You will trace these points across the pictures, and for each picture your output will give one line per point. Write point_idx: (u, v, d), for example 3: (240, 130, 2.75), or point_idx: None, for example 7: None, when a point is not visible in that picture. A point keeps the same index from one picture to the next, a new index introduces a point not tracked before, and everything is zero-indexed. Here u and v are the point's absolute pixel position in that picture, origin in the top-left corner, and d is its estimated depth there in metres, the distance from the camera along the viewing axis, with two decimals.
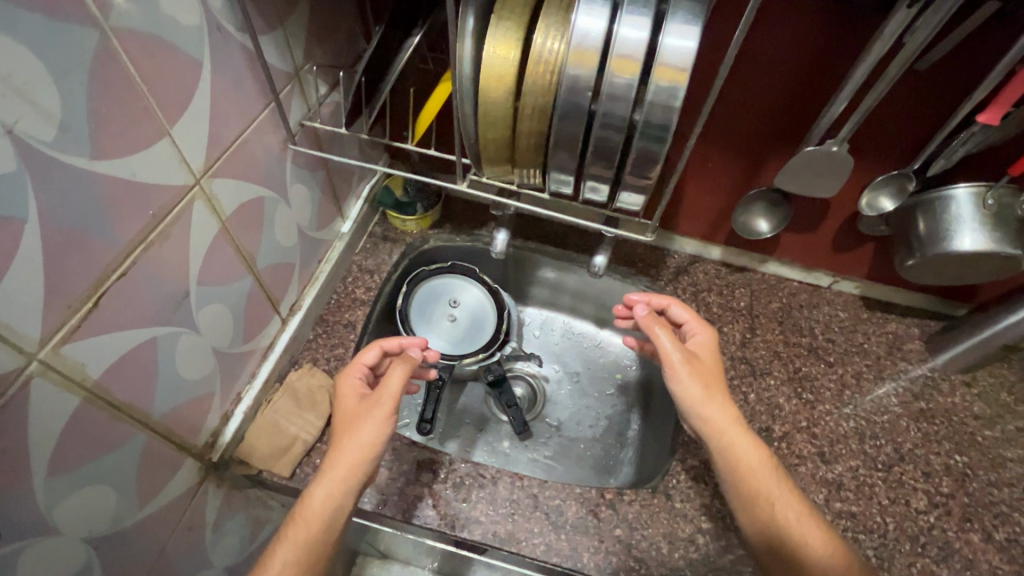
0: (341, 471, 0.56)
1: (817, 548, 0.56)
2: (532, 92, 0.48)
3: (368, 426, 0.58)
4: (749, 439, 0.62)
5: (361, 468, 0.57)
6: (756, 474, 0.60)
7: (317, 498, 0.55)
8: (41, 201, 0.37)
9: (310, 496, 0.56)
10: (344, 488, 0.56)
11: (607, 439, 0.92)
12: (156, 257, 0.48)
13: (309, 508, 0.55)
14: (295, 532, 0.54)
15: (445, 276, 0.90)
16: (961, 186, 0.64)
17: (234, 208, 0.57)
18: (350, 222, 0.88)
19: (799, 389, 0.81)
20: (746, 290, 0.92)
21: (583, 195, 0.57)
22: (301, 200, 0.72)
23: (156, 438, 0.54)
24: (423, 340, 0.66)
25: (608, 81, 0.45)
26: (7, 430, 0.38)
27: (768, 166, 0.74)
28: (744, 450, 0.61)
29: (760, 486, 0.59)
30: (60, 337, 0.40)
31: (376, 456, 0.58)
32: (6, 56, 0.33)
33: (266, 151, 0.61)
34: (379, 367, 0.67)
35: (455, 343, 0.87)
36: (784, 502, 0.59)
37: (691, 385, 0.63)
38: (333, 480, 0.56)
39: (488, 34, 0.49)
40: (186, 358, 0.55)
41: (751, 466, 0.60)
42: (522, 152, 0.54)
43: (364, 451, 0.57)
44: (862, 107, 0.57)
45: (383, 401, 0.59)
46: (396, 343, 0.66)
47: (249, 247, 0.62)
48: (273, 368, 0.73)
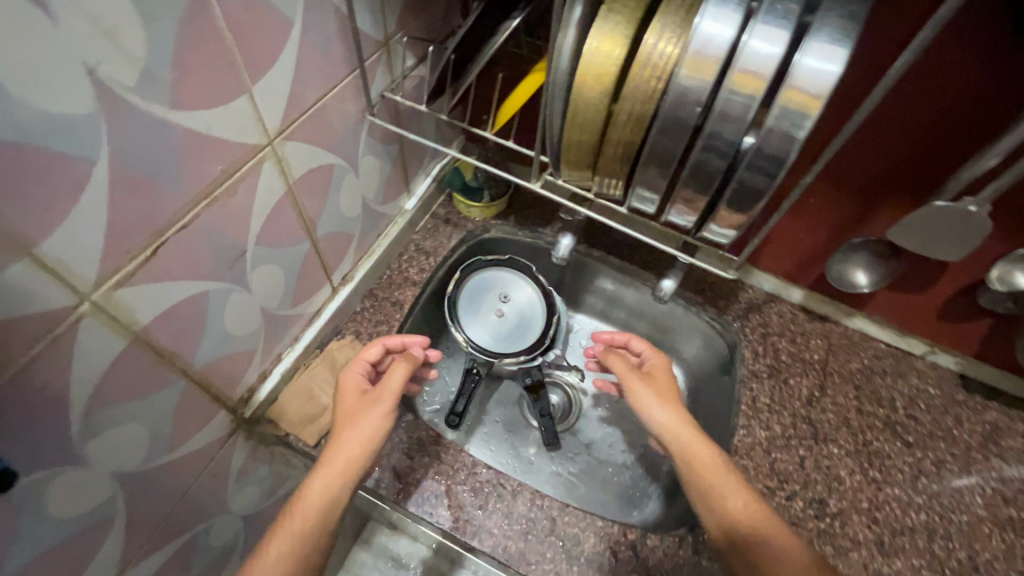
0: (341, 464, 0.56)
1: (765, 530, 0.55)
2: (632, 97, 0.44)
3: (368, 421, 0.58)
4: (699, 438, 0.61)
5: (359, 461, 0.57)
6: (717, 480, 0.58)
7: (319, 489, 0.55)
8: (114, 144, 0.36)
9: (307, 490, 0.55)
10: (342, 482, 0.56)
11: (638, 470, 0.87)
12: (219, 213, 0.47)
13: (306, 498, 0.55)
14: (291, 528, 0.53)
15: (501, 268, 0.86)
16: None
17: (301, 172, 0.56)
18: (415, 199, 0.86)
19: (865, 464, 0.73)
20: (823, 342, 0.83)
21: (666, 217, 0.51)
22: (370, 172, 0.70)
23: (194, 388, 0.54)
24: (425, 339, 0.67)
25: (723, 97, 0.40)
26: (52, 363, 0.38)
27: (879, 214, 0.65)
28: (695, 448, 0.60)
29: (714, 483, 0.58)
30: (115, 280, 0.40)
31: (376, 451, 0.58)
32: None
33: (344, 119, 0.59)
34: (380, 366, 0.67)
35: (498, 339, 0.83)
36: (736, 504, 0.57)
37: (645, 396, 0.66)
38: (333, 472, 0.56)
39: (594, 27, 0.44)
40: (234, 315, 0.55)
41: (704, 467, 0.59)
42: (607, 160, 0.49)
43: (364, 445, 0.57)
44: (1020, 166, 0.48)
45: (383, 395, 0.60)
46: (399, 340, 0.67)
47: (311, 213, 0.61)
48: (316, 334, 0.73)
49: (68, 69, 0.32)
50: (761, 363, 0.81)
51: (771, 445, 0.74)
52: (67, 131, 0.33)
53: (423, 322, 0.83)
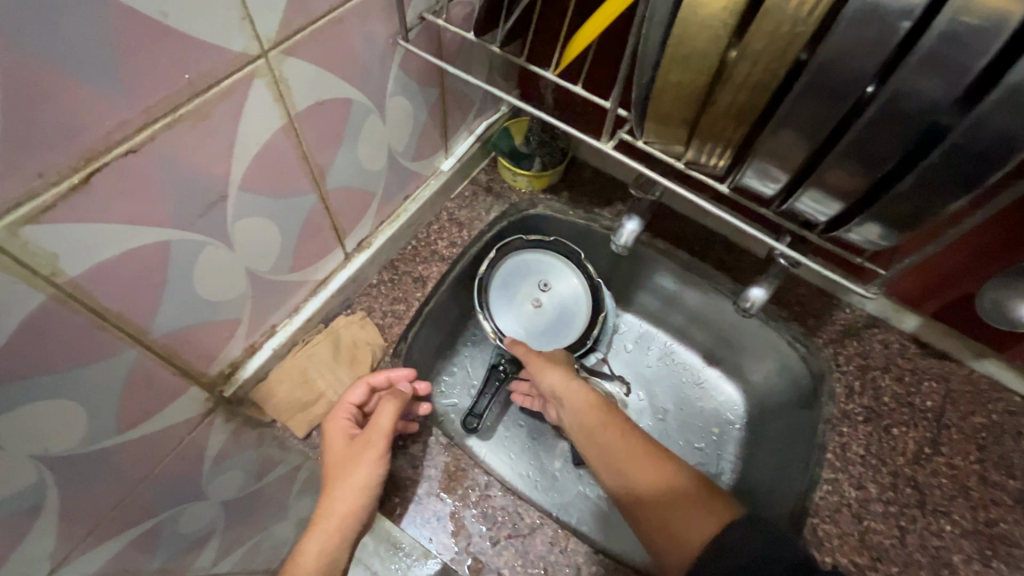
0: (340, 522, 0.53)
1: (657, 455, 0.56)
2: (779, 13, 0.28)
3: (357, 478, 0.54)
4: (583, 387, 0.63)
5: (357, 516, 0.54)
6: (608, 447, 0.58)
7: (322, 543, 0.54)
8: (2, 13, 0.25)
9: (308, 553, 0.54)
10: (342, 537, 0.53)
11: None
12: (184, 139, 0.36)
13: (304, 562, 0.53)
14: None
15: (546, 252, 0.73)
16: None
17: (308, 103, 0.44)
18: (452, 160, 0.73)
19: (987, 550, 0.57)
20: (939, 385, 0.66)
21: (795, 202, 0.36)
22: (399, 117, 0.57)
23: (154, 360, 0.44)
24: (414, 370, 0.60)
25: (940, 28, 0.24)
26: None
27: None
28: (587, 405, 0.61)
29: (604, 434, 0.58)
30: (22, 214, 0.29)
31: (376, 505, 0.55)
32: None
33: (368, 42, 0.47)
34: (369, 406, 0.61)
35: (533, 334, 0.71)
36: (637, 473, 0.55)
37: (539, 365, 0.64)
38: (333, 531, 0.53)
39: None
40: (209, 274, 0.44)
41: (593, 427, 0.60)
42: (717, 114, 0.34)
43: (361, 502, 0.54)
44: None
45: (375, 441, 0.55)
46: (385, 375, 0.59)
47: (319, 159, 0.49)
48: (320, 307, 0.61)
49: None
50: (856, 402, 0.65)
51: (862, 510, 0.58)
52: None
53: (447, 304, 0.70)
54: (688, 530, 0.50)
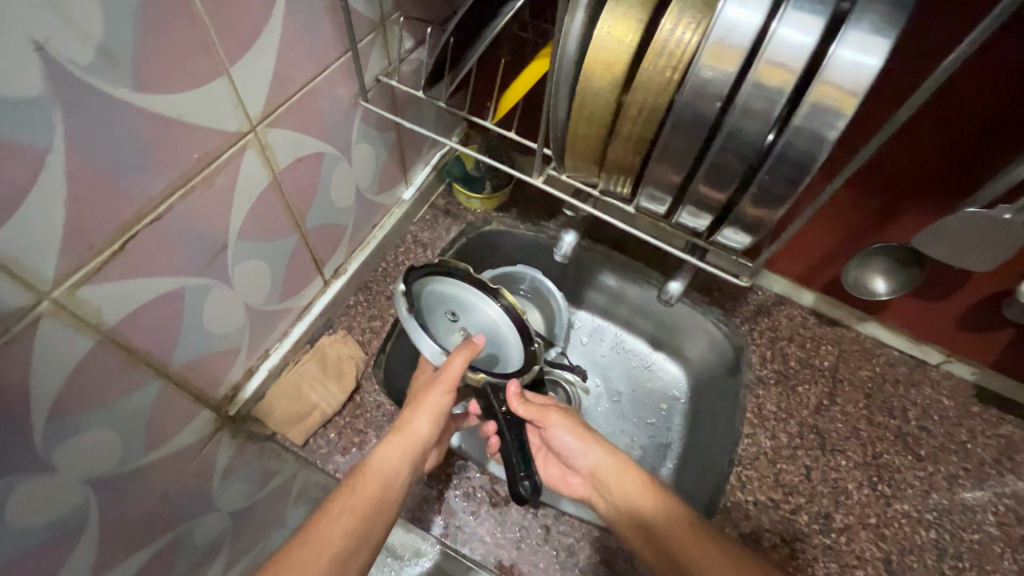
0: (409, 440, 0.59)
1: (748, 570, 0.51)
2: (644, 90, 0.40)
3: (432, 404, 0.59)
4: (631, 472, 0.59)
5: (421, 440, 0.60)
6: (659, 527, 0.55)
7: (385, 459, 0.57)
8: (71, 133, 0.33)
9: (374, 463, 0.57)
10: (403, 455, 0.58)
11: None
12: (195, 205, 0.44)
13: (371, 469, 0.57)
14: (356, 495, 0.54)
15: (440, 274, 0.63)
16: None
17: (289, 160, 0.53)
18: (412, 188, 0.82)
19: (874, 477, 0.70)
20: (834, 348, 0.80)
21: (677, 219, 0.47)
22: (364, 161, 0.67)
23: (172, 387, 0.52)
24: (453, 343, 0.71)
25: (748, 93, 0.35)
26: (12, 368, 0.36)
27: (902, 220, 0.62)
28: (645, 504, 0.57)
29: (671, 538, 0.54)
30: (79, 278, 0.37)
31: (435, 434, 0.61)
32: None
33: (335, 104, 0.56)
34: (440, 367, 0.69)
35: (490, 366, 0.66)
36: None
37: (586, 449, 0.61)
38: (403, 443, 0.58)
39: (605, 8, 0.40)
40: (215, 311, 0.52)
41: (631, 499, 0.58)
42: (614, 156, 0.45)
43: (433, 425, 0.60)
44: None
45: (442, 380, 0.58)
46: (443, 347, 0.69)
47: (298, 204, 0.58)
48: (306, 330, 0.70)
49: (12, 47, 0.29)
50: (768, 368, 0.78)
51: (776, 455, 0.71)
52: (12, 114, 0.30)
53: None
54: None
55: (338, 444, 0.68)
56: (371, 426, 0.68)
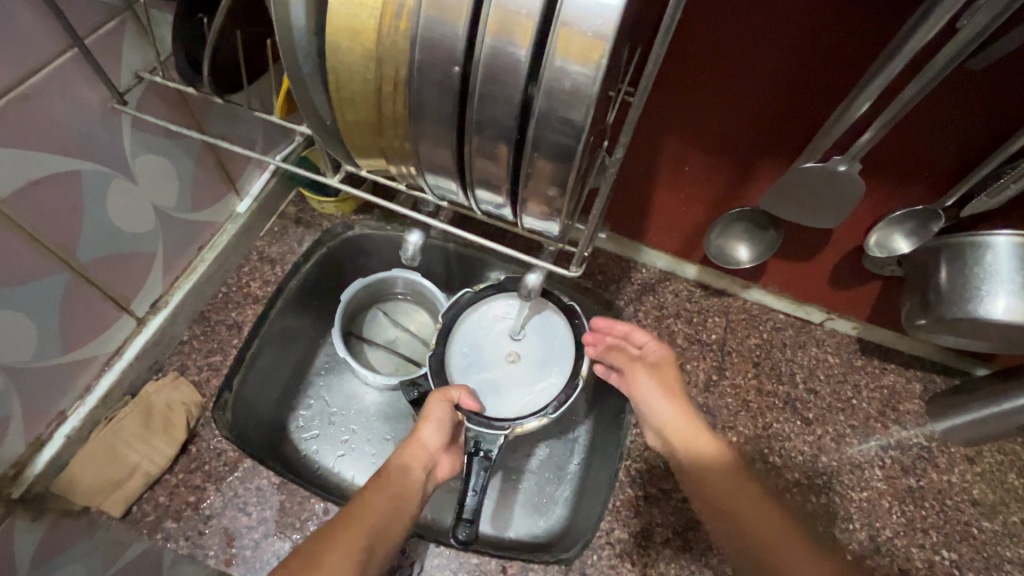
0: (420, 447, 0.58)
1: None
2: (393, 58, 0.32)
3: (437, 410, 0.59)
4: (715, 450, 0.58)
5: (429, 444, 0.59)
6: (701, 456, 0.58)
7: (402, 463, 0.56)
8: None
9: (390, 467, 0.56)
10: (416, 459, 0.57)
11: (544, 472, 0.72)
12: None
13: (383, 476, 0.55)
14: (377, 487, 0.53)
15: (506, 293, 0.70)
16: (904, 244, 0.56)
17: (12, 186, 0.43)
18: (248, 200, 0.72)
19: (765, 449, 0.68)
20: (721, 319, 0.77)
21: (480, 209, 0.40)
22: (159, 174, 0.57)
23: None
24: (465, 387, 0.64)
25: (486, 50, 0.29)
26: None
27: (755, 181, 0.60)
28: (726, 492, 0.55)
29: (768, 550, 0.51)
30: None
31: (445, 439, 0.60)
32: None
33: (79, 112, 0.46)
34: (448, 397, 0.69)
35: (516, 400, 0.65)
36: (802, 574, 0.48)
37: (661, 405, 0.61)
38: (412, 449, 0.58)
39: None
40: None
41: (717, 483, 0.56)
42: (388, 145, 0.37)
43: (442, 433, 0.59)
44: (899, 103, 0.42)
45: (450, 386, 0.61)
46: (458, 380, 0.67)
47: (53, 236, 0.48)
48: (118, 380, 0.60)
49: None
50: None
51: None
52: None
53: (272, 345, 0.70)
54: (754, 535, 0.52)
55: (170, 506, 0.58)
56: (209, 479, 0.59)
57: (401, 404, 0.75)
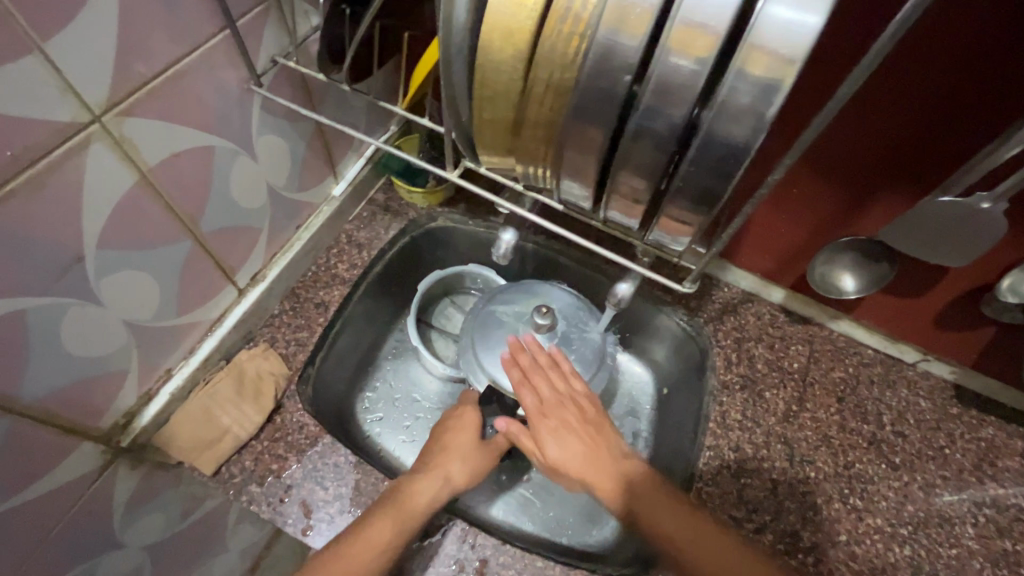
0: (442, 476, 0.58)
1: None
2: (550, 63, 0.32)
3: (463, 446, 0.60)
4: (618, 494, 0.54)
5: (454, 476, 0.58)
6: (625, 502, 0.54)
7: (422, 492, 0.56)
8: None
9: (414, 493, 0.56)
10: (438, 490, 0.57)
11: None
12: (21, 212, 0.37)
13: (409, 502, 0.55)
14: (396, 512, 0.53)
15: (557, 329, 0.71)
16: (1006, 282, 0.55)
17: (160, 157, 0.45)
18: (344, 184, 0.75)
19: (846, 490, 0.65)
20: (804, 348, 0.74)
21: (604, 215, 0.40)
22: (274, 154, 0.59)
23: (29, 425, 0.44)
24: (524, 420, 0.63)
25: (659, 62, 0.28)
26: None
27: (871, 211, 0.57)
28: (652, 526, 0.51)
29: None
30: None
31: (468, 478, 0.59)
32: None
33: (219, 90, 0.48)
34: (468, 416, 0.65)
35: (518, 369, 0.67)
36: None
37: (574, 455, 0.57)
38: (439, 483, 0.57)
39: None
40: (78, 332, 0.45)
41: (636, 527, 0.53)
42: (524, 148, 0.37)
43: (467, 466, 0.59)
44: None
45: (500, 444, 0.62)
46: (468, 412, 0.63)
47: (183, 204, 0.50)
48: (217, 346, 0.62)
49: None
50: (733, 373, 0.72)
51: (740, 469, 0.66)
52: None
53: (354, 326, 0.72)
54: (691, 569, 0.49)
55: (254, 472, 0.61)
56: (292, 450, 0.62)
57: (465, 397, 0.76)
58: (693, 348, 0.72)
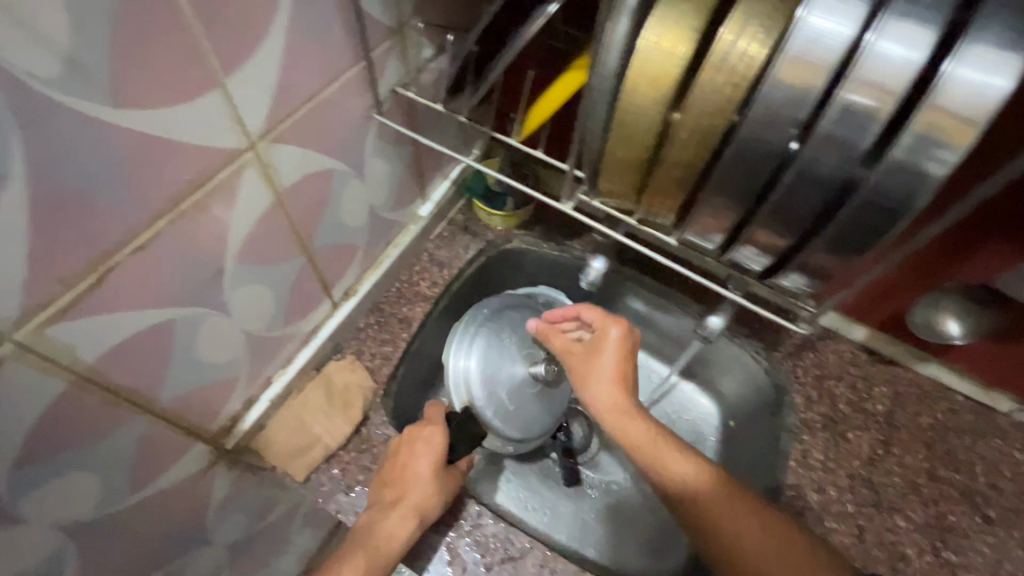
0: (410, 513, 0.56)
1: None
2: (702, 108, 0.34)
3: (422, 479, 0.58)
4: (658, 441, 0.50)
5: (427, 511, 0.57)
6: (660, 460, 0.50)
7: (397, 533, 0.56)
8: (28, 149, 0.28)
9: (383, 533, 0.55)
10: (412, 529, 0.56)
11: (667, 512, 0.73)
12: (185, 230, 0.40)
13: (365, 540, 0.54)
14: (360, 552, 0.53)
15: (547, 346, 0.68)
16: None
17: (293, 180, 0.48)
18: (430, 205, 0.77)
19: (938, 542, 0.63)
20: (888, 389, 0.72)
21: (729, 256, 0.41)
22: (379, 177, 0.62)
23: (159, 425, 0.47)
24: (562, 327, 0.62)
25: (833, 118, 0.29)
26: None
27: (974, 258, 0.56)
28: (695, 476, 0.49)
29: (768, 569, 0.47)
30: (45, 317, 0.33)
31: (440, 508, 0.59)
32: None
33: (347, 117, 0.51)
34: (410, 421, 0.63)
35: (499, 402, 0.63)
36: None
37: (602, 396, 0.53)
38: (413, 522, 0.56)
39: (655, 13, 0.34)
40: (208, 341, 0.48)
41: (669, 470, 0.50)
42: (659, 184, 0.39)
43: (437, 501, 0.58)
44: None
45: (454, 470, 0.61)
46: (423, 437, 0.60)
47: (304, 223, 0.53)
48: (311, 356, 0.65)
49: None
50: (813, 412, 0.70)
51: (823, 512, 0.64)
52: None
53: (433, 342, 0.74)
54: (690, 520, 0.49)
55: (342, 481, 0.64)
56: (377, 462, 0.63)
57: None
58: (771, 383, 0.71)
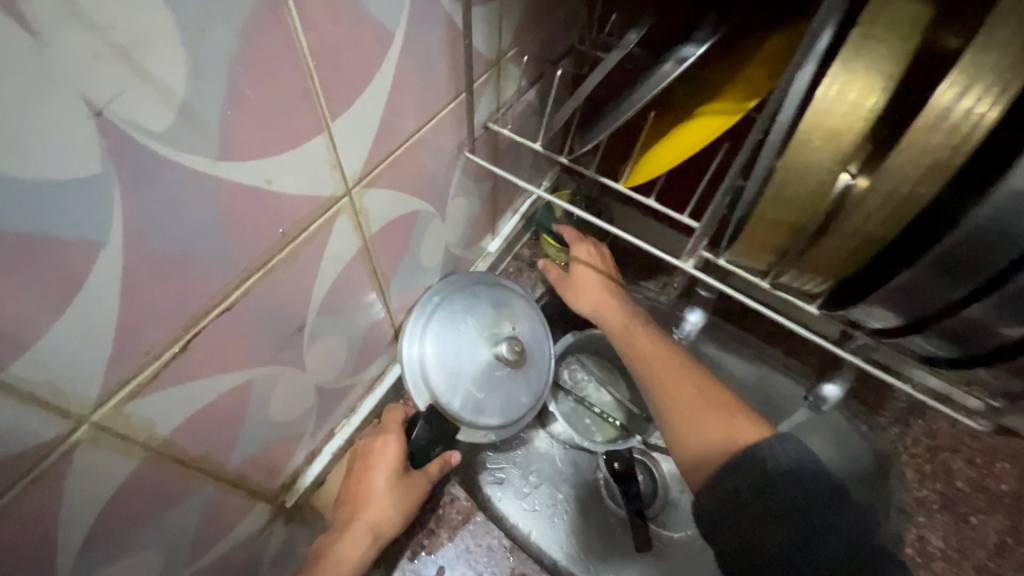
0: (368, 531, 0.54)
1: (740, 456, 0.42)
2: (907, 172, 0.28)
3: (378, 497, 0.55)
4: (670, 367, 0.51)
5: (384, 528, 0.55)
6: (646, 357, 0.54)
7: (349, 553, 0.53)
8: (129, 211, 0.24)
9: (341, 554, 0.52)
10: (367, 546, 0.53)
11: None
12: (274, 286, 0.35)
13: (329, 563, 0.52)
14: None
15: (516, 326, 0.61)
16: None
17: (381, 225, 0.44)
18: (499, 240, 0.72)
19: None
20: (1014, 467, 0.64)
21: (905, 337, 0.35)
22: (457, 215, 0.57)
23: (225, 489, 0.43)
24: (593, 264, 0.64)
25: None
26: (45, 503, 0.27)
27: None
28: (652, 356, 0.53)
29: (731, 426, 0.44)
30: (126, 393, 0.29)
31: (399, 525, 0.56)
32: (127, 8, 0.20)
33: (437, 156, 0.47)
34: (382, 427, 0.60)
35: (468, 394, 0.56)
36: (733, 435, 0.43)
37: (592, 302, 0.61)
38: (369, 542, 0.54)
39: (835, 62, 0.29)
40: (282, 398, 0.43)
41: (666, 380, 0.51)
42: (828, 251, 0.33)
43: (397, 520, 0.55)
44: None
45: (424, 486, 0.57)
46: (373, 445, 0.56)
47: (386, 265, 0.49)
48: (375, 404, 0.60)
49: (62, 114, 0.20)
50: (928, 491, 0.63)
51: None
52: (63, 210, 0.22)
53: None
54: (686, 454, 0.45)
55: None
56: None
57: (594, 465, 0.70)
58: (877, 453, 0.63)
